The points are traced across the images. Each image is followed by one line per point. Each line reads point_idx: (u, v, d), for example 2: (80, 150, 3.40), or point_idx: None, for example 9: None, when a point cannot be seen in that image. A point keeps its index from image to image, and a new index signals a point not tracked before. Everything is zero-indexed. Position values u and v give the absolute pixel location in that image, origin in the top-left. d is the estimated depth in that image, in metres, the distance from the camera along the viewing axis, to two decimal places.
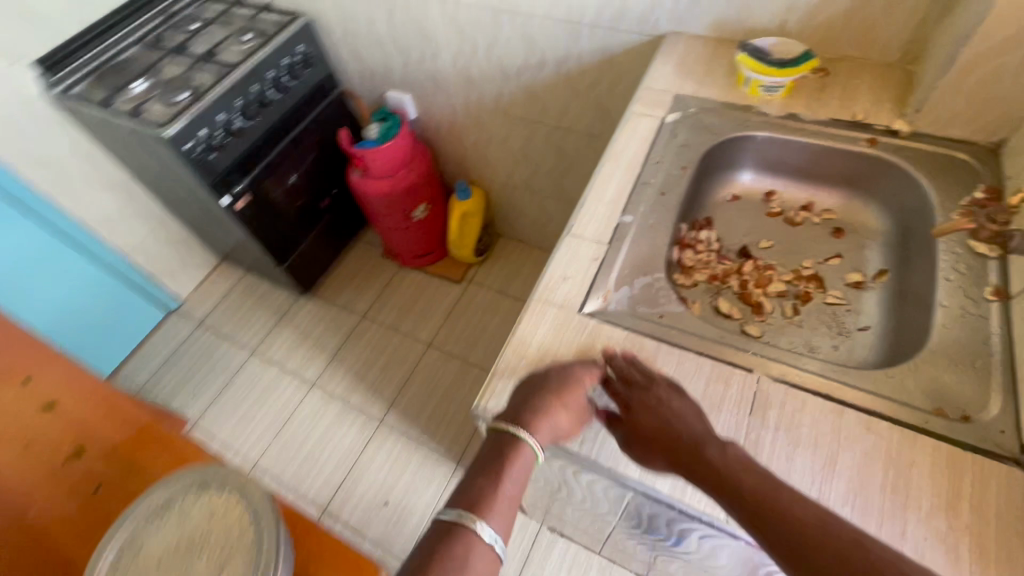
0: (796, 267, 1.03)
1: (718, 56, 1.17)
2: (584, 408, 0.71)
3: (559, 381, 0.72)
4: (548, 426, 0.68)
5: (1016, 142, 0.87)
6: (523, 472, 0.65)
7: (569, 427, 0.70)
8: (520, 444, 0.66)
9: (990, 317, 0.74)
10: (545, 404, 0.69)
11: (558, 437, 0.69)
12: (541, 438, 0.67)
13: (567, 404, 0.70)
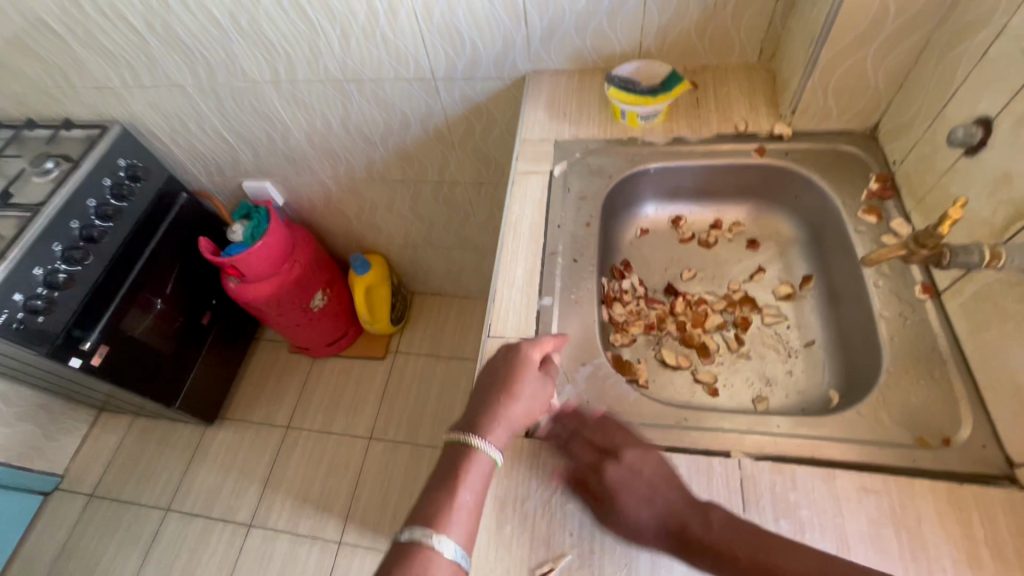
0: (725, 292, 0.98)
1: (587, 88, 1.11)
2: (538, 390, 0.69)
3: (507, 369, 0.69)
4: (502, 426, 0.64)
5: (890, 127, 0.88)
6: (480, 479, 0.61)
7: (526, 417, 0.67)
8: (473, 448, 0.62)
9: (930, 319, 0.72)
10: (495, 403, 0.66)
11: (516, 428, 0.66)
12: (496, 440, 0.63)
13: (518, 393, 0.67)
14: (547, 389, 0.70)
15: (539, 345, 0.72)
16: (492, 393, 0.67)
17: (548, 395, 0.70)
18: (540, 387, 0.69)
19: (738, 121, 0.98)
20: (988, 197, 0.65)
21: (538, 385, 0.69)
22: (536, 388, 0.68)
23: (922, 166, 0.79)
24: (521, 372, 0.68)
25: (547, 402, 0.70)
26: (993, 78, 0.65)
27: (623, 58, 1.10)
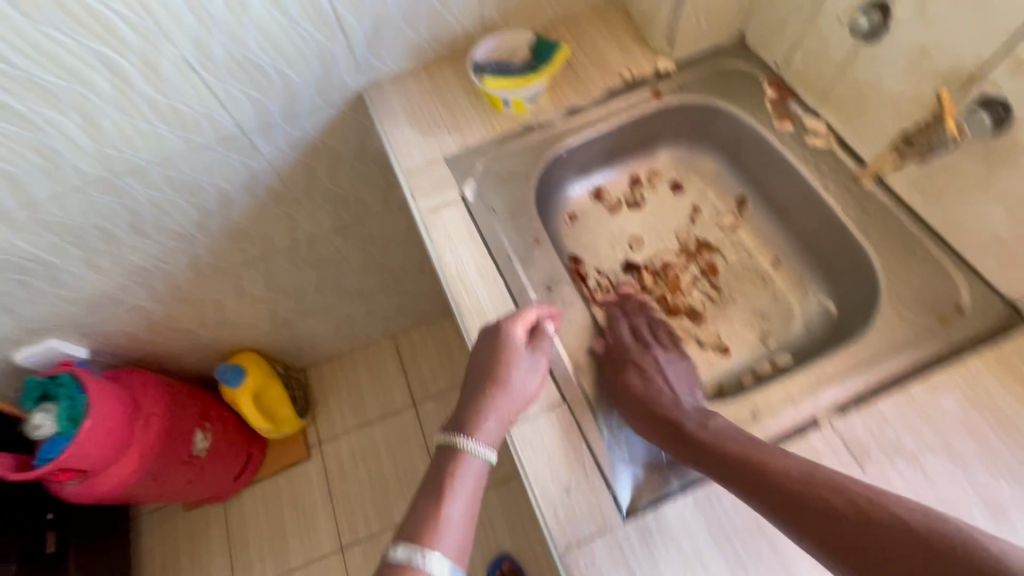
0: (679, 246, 0.93)
1: (444, 85, 0.93)
2: (529, 370, 0.64)
3: (491, 351, 0.64)
4: (493, 421, 0.61)
5: (758, 32, 0.88)
6: (473, 480, 0.58)
7: (519, 408, 0.62)
8: (462, 451, 0.59)
9: (885, 201, 0.75)
10: (482, 398, 0.62)
11: (509, 418, 0.62)
12: (486, 439, 0.60)
13: (506, 382, 0.62)
14: (541, 366, 0.65)
15: (524, 315, 0.67)
16: (479, 383, 0.63)
17: (542, 373, 0.65)
18: (532, 364, 0.65)
19: (621, 70, 0.90)
20: (907, 74, 0.67)
21: (529, 365, 0.64)
22: (524, 369, 0.64)
23: (815, 61, 0.79)
24: (505, 355, 0.63)
25: (544, 379, 0.65)
26: None
27: (468, 38, 0.94)
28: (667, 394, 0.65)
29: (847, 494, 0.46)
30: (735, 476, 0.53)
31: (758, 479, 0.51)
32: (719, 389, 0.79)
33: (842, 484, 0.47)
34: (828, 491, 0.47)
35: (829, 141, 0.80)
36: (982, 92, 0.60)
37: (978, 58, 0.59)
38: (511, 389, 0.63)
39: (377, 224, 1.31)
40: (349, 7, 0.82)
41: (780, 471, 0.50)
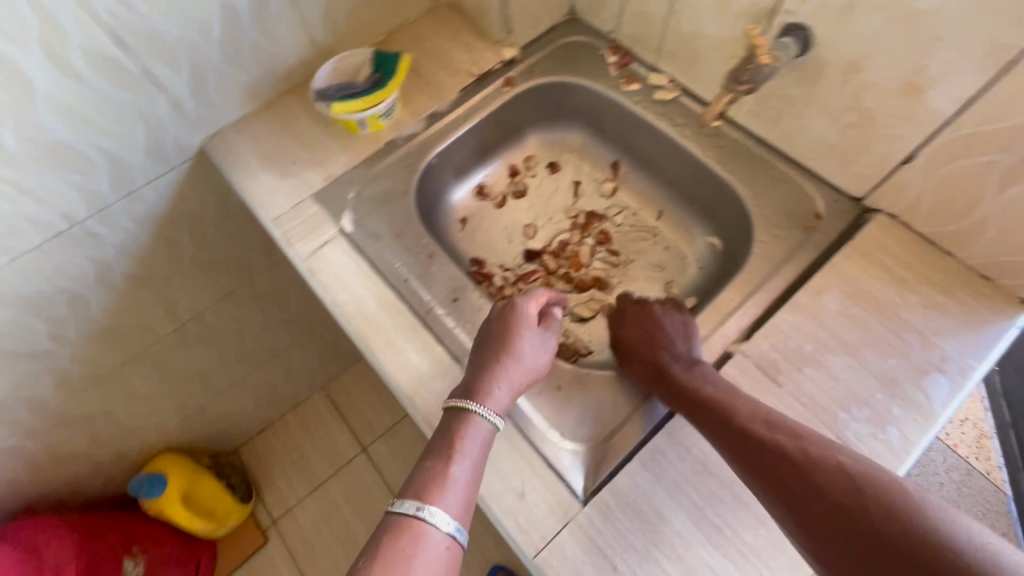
0: (570, 222, 0.96)
1: (293, 120, 0.87)
2: (542, 345, 0.65)
3: (507, 318, 0.65)
4: (504, 390, 0.60)
5: (586, 4, 0.91)
6: (480, 444, 0.57)
7: (528, 380, 0.62)
8: (470, 414, 0.58)
9: (735, 136, 0.81)
10: (495, 365, 0.61)
11: (518, 389, 0.62)
12: (496, 407, 0.59)
13: (520, 355, 0.63)
14: (552, 342, 0.66)
15: (538, 295, 0.69)
16: (491, 350, 0.63)
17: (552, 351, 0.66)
18: (544, 340, 0.66)
19: (469, 67, 0.90)
20: (721, 18, 0.72)
21: (541, 341, 0.65)
22: (538, 344, 0.65)
23: (642, 22, 0.83)
24: (521, 326, 0.64)
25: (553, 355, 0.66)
26: None
27: (305, 67, 0.89)
28: (663, 344, 0.66)
29: (829, 480, 0.45)
30: (710, 435, 0.56)
31: (742, 442, 0.52)
32: None
33: (826, 469, 0.46)
34: (810, 473, 0.47)
35: (674, 93, 0.85)
36: (785, 22, 0.65)
37: None
38: (523, 361, 0.63)
39: (267, 279, 1.22)
40: (158, 60, 0.74)
41: (764, 442, 0.51)
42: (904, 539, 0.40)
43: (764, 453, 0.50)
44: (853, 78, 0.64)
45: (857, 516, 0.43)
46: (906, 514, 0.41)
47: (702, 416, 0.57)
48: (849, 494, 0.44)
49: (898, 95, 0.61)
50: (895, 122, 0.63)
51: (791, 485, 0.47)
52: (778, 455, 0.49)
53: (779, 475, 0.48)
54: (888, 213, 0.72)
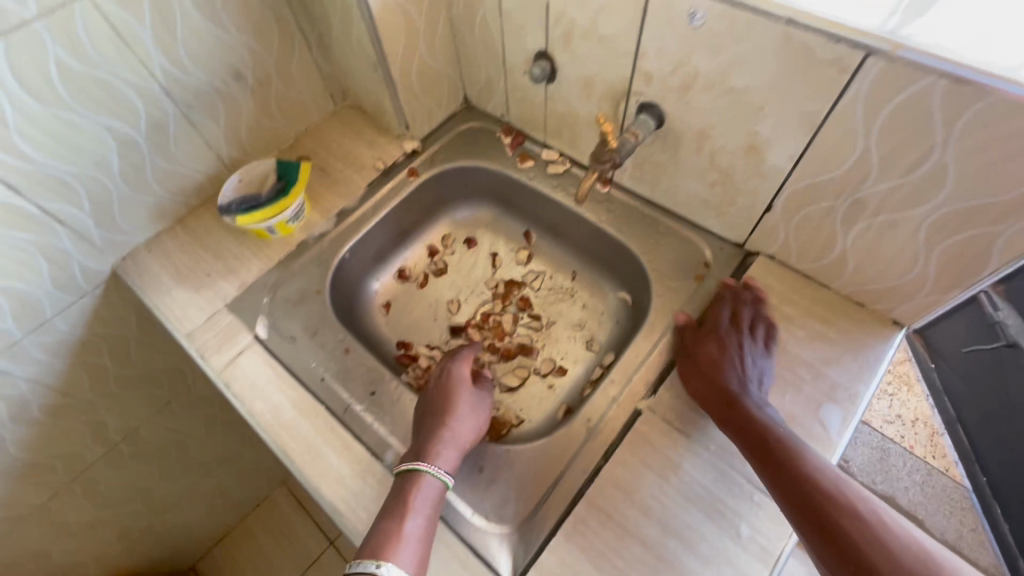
0: (492, 292, 0.99)
1: (205, 233, 0.90)
2: (478, 403, 0.72)
3: (442, 384, 0.72)
4: (451, 449, 0.64)
5: (476, 94, 0.98)
6: (431, 501, 0.61)
7: (469, 436, 0.67)
8: (421, 473, 0.62)
9: (624, 199, 0.87)
10: (438, 427, 0.66)
11: (464, 446, 0.66)
12: (445, 465, 0.63)
13: (461, 414, 0.68)
14: (487, 400, 0.73)
15: (464, 355, 0.76)
16: (433, 415, 0.68)
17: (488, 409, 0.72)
18: (480, 398, 0.72)
19: (374, 162, 0.95)
20: (589, 100, 0.79)
21: (477, 399, 0.72)
22: (476, 402, 0.71)
23: (526, 106, 0.90)
24: (459, 387, 0.70)
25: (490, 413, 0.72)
26: (521, 22, 0.76)
27: (213, 181, 0.92)
28: (735, 373, 0.65)
29: (857, 515, 0.51)
30: (755, 455, 0.58)
31: (788, 461, 0.56)
32: (569, 408, 0.83)
33: (860, 507, 0.52)
34: (839, 504, 0.52)
35: (565, 165, 0.92)
36: (639, 101, 0.72)
37: (623, 77, 0.71)
38: (464, 418, 0.68)
39: (204, 384, 1.20)
40: (55, 198, 0.75)
41: (809, 470, 0.55)
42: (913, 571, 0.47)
43: (802, 478, 0.54)
44: (705, 144, 0.70)
45: (877, 544, 0.49)
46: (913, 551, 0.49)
47: (758, 434, 0.59)
48: (872, 529, 0.50)
49: (744, 156, 0.67)
50: (749, 178, 0.69)
51: (821, 509, 0.52)
52: (813, 483, 0.54)
53: (812, 497, 0.53)
54: (766, 254, 0.78)
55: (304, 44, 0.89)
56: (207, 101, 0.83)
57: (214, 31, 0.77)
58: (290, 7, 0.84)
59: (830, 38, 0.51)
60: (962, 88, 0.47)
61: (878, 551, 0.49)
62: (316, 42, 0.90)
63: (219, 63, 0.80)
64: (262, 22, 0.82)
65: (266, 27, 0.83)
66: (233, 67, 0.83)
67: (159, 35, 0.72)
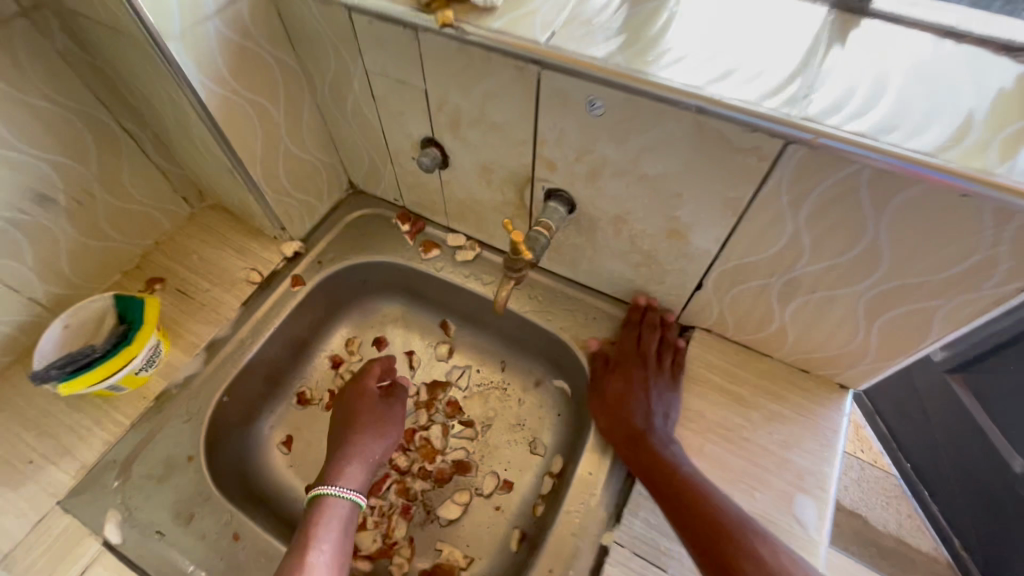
0: (413, 399, 0.86)
1: (21, 402, 0.68)
2: (388, 413, 0.77)
3: (353, 397, 0.77)
4: (357, 466, 0.70)
5: (362, 179, 0.86)
6: (340, 524, 0.63)
7: (377, 448, 0.73)
8: (326, 497, 0.65)
9: (545, 281, 0.79)
10: (346, 446, 0.72)
11: (372, 457, 0.72)
12: (350, 483, 0.68)
13: (368, 431, 0.74)
14: (397, 407, 0.78)
15: (376, 363, 0.81)
16: (343, 435, 0.73)
17: (398, 420, 0.77)
18: (389, 411, 0.77)
19: (247, 274, 0.79)
20: (489, 186, 0.70)
21: (386, 408, 0.77)
22: (384, 415, 0.76)
23: (421, 191, 0.80)
24: (364, 403, 0.76)
25: (401, 424, 0.77)
26: (400, 108, 0.66)
27: (26, 329, 0.71)
28: (641, 407, 0.65)
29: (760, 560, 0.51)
30: (664, 491, 0.57)
31: (691, 503, 0.55)
32: (523, 535, 0.71)
33: (760, 549, 0.51)
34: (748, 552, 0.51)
35: (475, 249, 0.82)
36: (545, 187, 0.64)
37: (524, 164, 0.63)
38: (374, 431, 0.74)
39: None
40: None
41: (703, 502, 0.55)
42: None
43: (707, 524, 0.53)
44: (623, 227, 0.63)
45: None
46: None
47: (666, 478, 0.57)
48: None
49: (667, 239, 0.61)
50: (673, 259, 0.64)
51: (724, 555, 0.51)
52: (722, 529, 0.53)
53: (716, 544, 0.52)
54: (702, 328, 0.72)
55: (135, 146, 0.73)
56: (1, 238, 0.63)
57: None
58: (107, 107, 0.67)
59: (747, 127, 0.46)
60: (889, 175, 0.43)
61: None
62: (151, 142, 0.74)
63: (11, 189, 0.62)
64: (67, 132, 0.64)
65: (75, 136, 0.66)
66: (34, 191, 0.64)
67: None
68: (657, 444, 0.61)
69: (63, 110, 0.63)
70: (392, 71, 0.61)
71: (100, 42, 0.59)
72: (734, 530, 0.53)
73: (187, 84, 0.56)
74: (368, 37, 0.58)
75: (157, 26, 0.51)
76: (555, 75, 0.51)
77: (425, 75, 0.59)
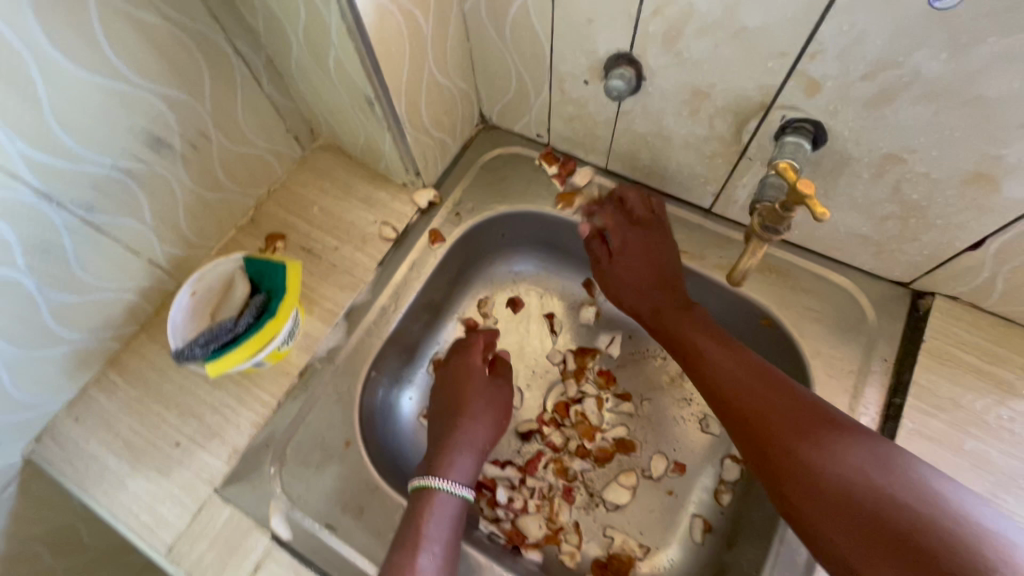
0: (558, 369, 0.75)
1: (157, 378, 0.62)
2: (495, 396, 0.66)
3: (456, 377, 0.67)
4: (467, 457, 0.60)
5: (498, 112, 0.72)
6: (451, 524, 0.54)
7: (484, 437, 0.63)
8: (435, 491, 0.55)
9: (731, 235, 0.66)
10: (453, 433, 0.61)
11: (479, 448, 0.62)
12: (459, 477, 0.58)
13: (474, 415, 0.63)
14: (505, 390, 0.67)
15: (477, 337, 0.71)
16: (448, 418, 0.63)
17: (506, 406, 0.67)
18: (497, 393, 0.66)
19: (379, 229, 0.68)
20: (691, 117, 0.55)
21: (494, 390, 0.66)
22: (493, 397, 0.66)
23: (580, 124, 0.65)
24: (472, 384, 0.65)
25: (508, 409, 0.67)
26: (590, 13, 0.51)
27: (151, 296, 0.63)
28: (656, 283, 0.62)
29: (823, 447, 0.46)
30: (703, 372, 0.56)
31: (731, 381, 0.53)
32: (708, 526, 0.65)
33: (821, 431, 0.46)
34: (806, 442, 0.46)
35: None
36: (784, 117, 0.49)
37: (764, 87, 0.48)
38: (480, 418, 0.64)
39: None
40: None
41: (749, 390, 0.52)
42: (889, 498, 0.40)
43: (762, 423, 0.49)
44: (890, 171, 0.48)
45: (840, 476, 0.43)
46: (884, 478, 0.42)
47: (705, 354, 0.57)
48: (839, 463, 0.44)
49: (960, 187, 0.46)
50: (954, 212, 0.49)
51: (782, 452, 0.47)
52: (764, 420, 0.49)
53: (771, 446, 0.48)
54: (947, 295, 0.58)
55: (249, 75, 0.60)
56: (119, 192, 0.54)
57: (103, 85, 0.48)
58: (219, 23, 0.54)
59: None
60: None
61: (845, 488, 0.43)
62: (265, 69, 0.61)
63: (124, 131, 0.51)
64: (180, 56, 0.52)
65: (188, 62, 0.53)
66: (147, 134, 0.53)
67: (11, 113, 0.43)
68: (710, 350, 0.57)
69: (174, 28, 0.50)
70: None
71: None
72: (795, 423, 0.48)
73: None
74: None
75: None
76: None
77: None
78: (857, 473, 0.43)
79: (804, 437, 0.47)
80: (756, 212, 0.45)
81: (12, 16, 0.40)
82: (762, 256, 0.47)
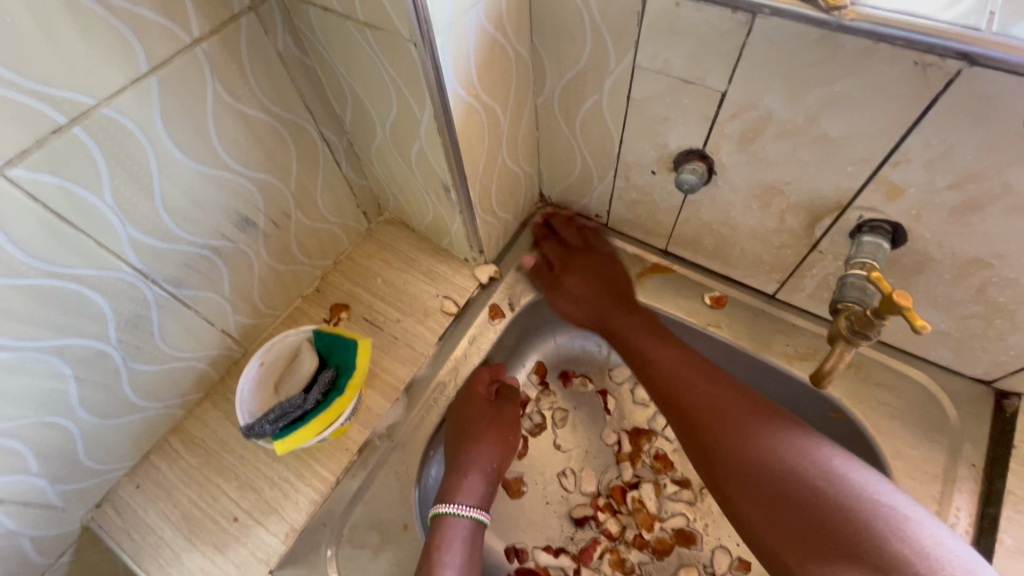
0: (612, 449, 0.73)
1: (218, 447, 0.62)
2: (497, 419, 0.66)
3: (461, 410, 0.64)
4: (473, 477, 0.61)
5: (558, 192, 0.74)
6: (463, 548, 0.56)
7: (489, 457, 0.63)
8: (446, 515, 0.58)
9: (797, 321, 0.64)
10: (458, 459, 0.62)
11: (486, 471, 0.62)
12: (469, 499, 0.60)
13: (478, 437, 0.63)
14: (509, 413, 0.68)
15: (491, 367, 0.67)
16: (456, 446, 0.63)
17: (509, 421, 0.67)
18: (500, 413, 0.67)
19: (441, 303, 0.69)
20: (762, 210, 0.56)
21: (496, 414, 0.66)
22: (496, 416, 0.66)
23: (642, 208, 0.67)
24: (473, 411, 0.64)
25: (510, 421, 0.67)
26: (664, 113, 0.53)
27: (218, 365, 0.65)
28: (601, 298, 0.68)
29: (747, 432, 0.53)
30: (639, 369, 0.64)
31: (658, 376, 0.61)
32: None
33: (738, 416, 0.54)
34: (732, 430, 0.54)
35: (715, 287, 0.68)
36: (861, 217, 0.49)
37: (843, 188, 0.48)
38: (483, 441, 0.63)
39: None
40: None
41: (677, 383, 0.59)
42: (801, 480, 0.49)
43: (693, 415, 0.57)
44: (977, 274, 0.48)
45: (759, 459, 0.52)
46: (795, 460, 0.50)
47: (641, 350, 0.63)
48: (764, 451, 0.52)
49: None
50: None
51: (728, 457, 0.53)
52: (686, 411, 0.57)
53: (711, 445, 0.55)
54: None
55: (331, 158, 0.63)
56: (205, 269, 0.56)
57: (207, 173, 0.51)
58: (312, 113, 0.58)
59: None
60: None
61: (765, 472, 0.51)
62: (346, 153, 0.65)
63: (219, 212, 0.54)
64: (275, 144, 0.56)
65: (281, 148, 0.57)
66: (238, 214, 0.56)
67: (127, 202, 0.46)
68: (641, 341, 0.64)
69: (274, 119, 0.54)
70: (678, 67, 0.48)
71: (327, 41, 0.49)
72: (740, 420, 0.54)
73: (438, 87, 0.46)
74: (660, 22, 0.45)
75: (430, 15, 0.41)
76: (992, 76, 0.35)
77: (735, 73, 0.45)
78: (765, 452, 0.52)
79: (729, 424, 0.54)
80: (843, 316, 0.45)
81: (142, 117, 0.43)
82: (845, 359, 0.46)
